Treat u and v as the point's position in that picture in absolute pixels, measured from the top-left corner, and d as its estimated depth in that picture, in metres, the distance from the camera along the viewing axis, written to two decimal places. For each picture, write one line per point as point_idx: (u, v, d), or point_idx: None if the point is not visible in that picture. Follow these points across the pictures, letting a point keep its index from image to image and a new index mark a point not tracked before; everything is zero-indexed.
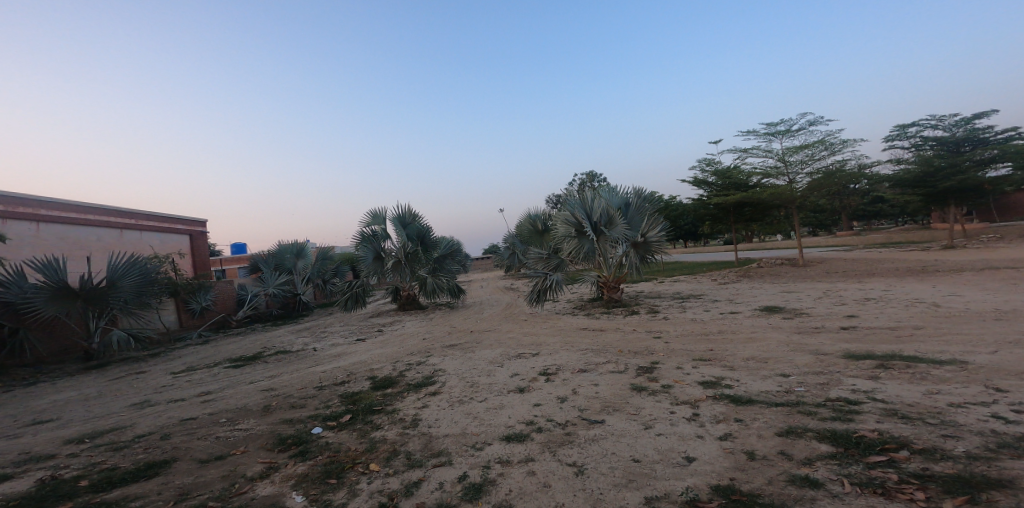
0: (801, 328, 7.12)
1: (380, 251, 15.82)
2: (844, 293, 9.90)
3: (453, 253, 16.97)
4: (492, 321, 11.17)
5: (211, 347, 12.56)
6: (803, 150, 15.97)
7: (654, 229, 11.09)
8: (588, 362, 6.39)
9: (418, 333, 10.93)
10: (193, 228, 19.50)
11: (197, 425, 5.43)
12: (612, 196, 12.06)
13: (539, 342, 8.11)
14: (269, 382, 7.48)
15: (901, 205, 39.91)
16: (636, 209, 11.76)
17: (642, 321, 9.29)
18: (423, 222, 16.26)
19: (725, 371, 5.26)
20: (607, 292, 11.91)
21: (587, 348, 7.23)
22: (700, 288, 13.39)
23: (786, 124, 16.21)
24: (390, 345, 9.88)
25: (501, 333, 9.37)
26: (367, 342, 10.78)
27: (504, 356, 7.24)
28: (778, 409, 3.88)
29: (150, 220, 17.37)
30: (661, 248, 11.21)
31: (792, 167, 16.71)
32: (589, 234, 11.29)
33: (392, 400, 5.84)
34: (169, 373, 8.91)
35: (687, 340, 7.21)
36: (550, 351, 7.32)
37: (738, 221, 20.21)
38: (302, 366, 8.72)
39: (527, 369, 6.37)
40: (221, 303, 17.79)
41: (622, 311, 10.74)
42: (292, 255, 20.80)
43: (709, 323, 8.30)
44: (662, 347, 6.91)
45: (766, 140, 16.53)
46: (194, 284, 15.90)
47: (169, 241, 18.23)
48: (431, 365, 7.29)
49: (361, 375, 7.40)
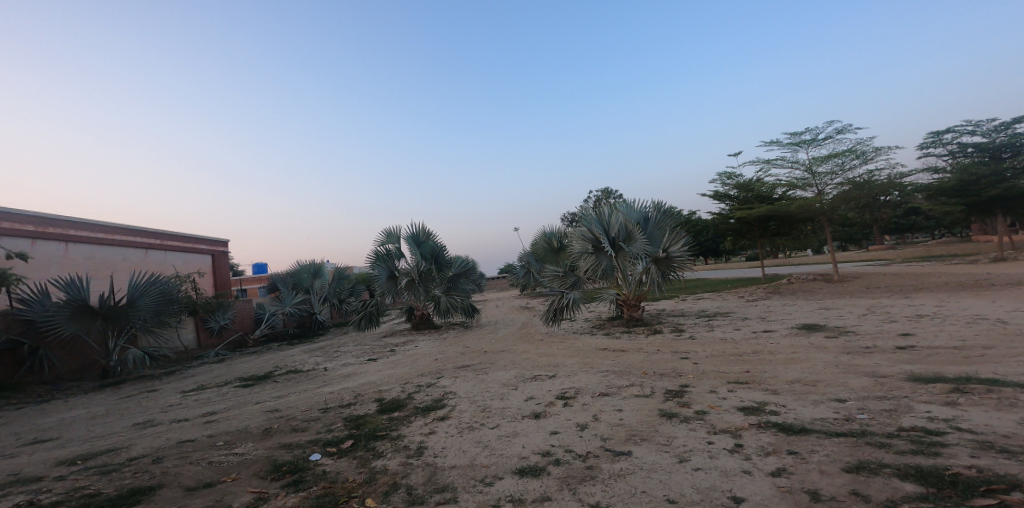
0: (848, 347, 6.45)
1: (394, 270, 15.62)
2: (890, 310, 9.10)
3: (468, 271, 16.65)
4: (508, 341, 10.68)
5: (225, 366, 12.39)
6: (832, 160, 15.21)
7: (676, 243, 10.44)
8: (609, 384, 5.85)
9: (431, 353, 10.52)
10: (215, 248, 19.78)
11: (192, 448, 5.08)
12: (631, 210, 11.55)
13: (556, 363, 7.59)
14: (274, 402, 7.14)
15: (938, 218, 38.00)
16: (656, 224, 11.19)
17: (667, 341, 8.68)
18: (437, 240, 16.04)
19: (767, 396, 4.66)
20: (627, 311, 11.30)
21: (609, 369, 6.69)
22: (728, 306, 12.65)
23: (811, 133, 15.53)
24: (402, 366, 9.47)
25: (516, 354, 8.89)
26: (379, 363, 10.41)
27: (518, 379, 6.75)
28: (840, 441, 3.30)
29: (175, 241, 17.67)
30: (685, 262, 10.51)
31: (821, 178, 15.92)
32: (607, 250, 10.80)
33: (398, 424, 5.41)
34: (177, 391, 8.70)
35: (718, 361, 6.59)
36: (569, 373, 6.79)
37: (764, 236, 19.36)
38: (310, 387, 8.38)
39: (543, 393, 5.86)
40: (238, 322, 17.80)
41: (645, 330, 10.13)
42: (311, 274, 21.07)
43: (742, 342, 7.66)
44: (691, 369, 6.32)
45: (792, 151, 15.86)
46: (213, 303, 15.94)
47: (192, 261, 18.49)
48: (441, 387, 6.85)
49: (368, 397, 7.01)
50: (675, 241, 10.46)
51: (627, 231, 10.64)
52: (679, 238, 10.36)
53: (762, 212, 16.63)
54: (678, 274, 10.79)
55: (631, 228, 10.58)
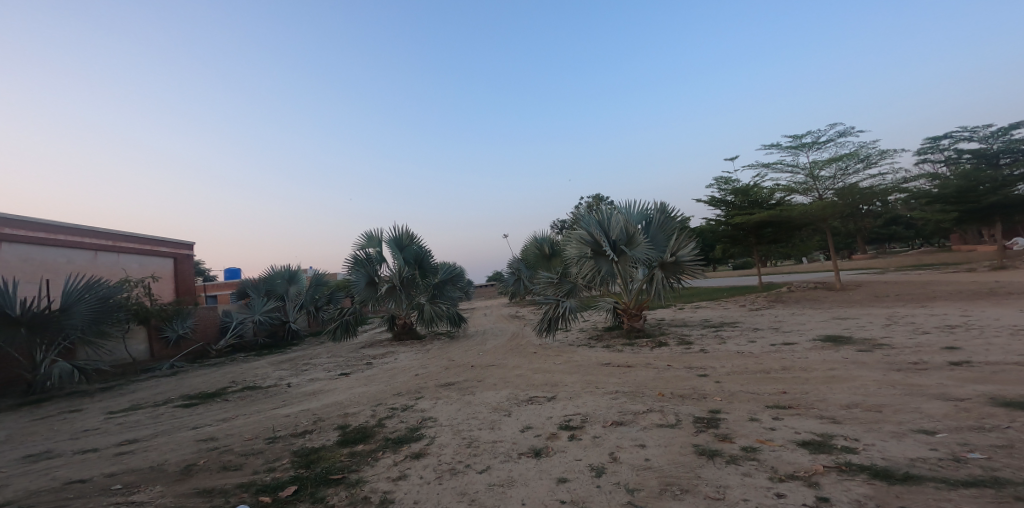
0: (893, 362, 5.60)
1: (373, 276, 14.42)
2: (916, 319, 8.34)
3: (454, 278, 15.55)
4: (497, 354, 9.59)
5: (176, 380, 11.01)
6: (833, 163, 14.68)
7: (684, 247, 9.46)
8: (623, 411, 4.85)
9: (412, 367, 9.37)
10: (178, 251, 18.29)
11: (82, 494, 3.87)
12: (631, 212, 10.63)
13: (555, 382, 6.55)
14: (214, 429, 5.91)
15: (921, 226, 38.39)
16: (660, 226, 10.29)
17: (675, 354, 7.75)
18: (422, 244, 14.92)
19: (827, 427, 3.72)
20: (628, 321, 10.34)
21: (618, 391, 5.69)
22: (732, 315, 11.82)
23: (812, 136, 15.01)
24: (376, 383, 8.30)
25: (507, 369, 7.83)
26: (350, 378, 9.20)
27: (511, 401, 5.71)
28: (974, 497, 2.37)
29: (131, 242, 16.21)
30: (695, 268, 9.47)
31: (822, 182, 15.35)
32: (607, 255, 9.85)
33: (360, 462, 4.30)
34: (104, 414, 7.35)
35: (746, 379, 5.65)
36: (572, 394, 5.76)
37: (761, 244, 18.72)
38: (265, 408, 7.16)
39: (543, 421, 4.82)
40: (200, 332, 16.27)
41: (648, 342, 9.18)
42: (285, 280, 19.73)
43: (765, 356, 6.75)
44: (716, 389, 5.37)
45: (792, 154, 15.29)
46: (170, 311, 14.46)
47: (150, 265, 16.98)
48: (419, 411, 5.75)
49: (331, 422, 5.85)
50: (683, 244, 9.45)
51: (629, 233, 9.72)
52: (687, 241, 9.38)
53: (762, 216, 15.94)
54: (685, 280, 9.77)
55: (634, 230, 9.66)
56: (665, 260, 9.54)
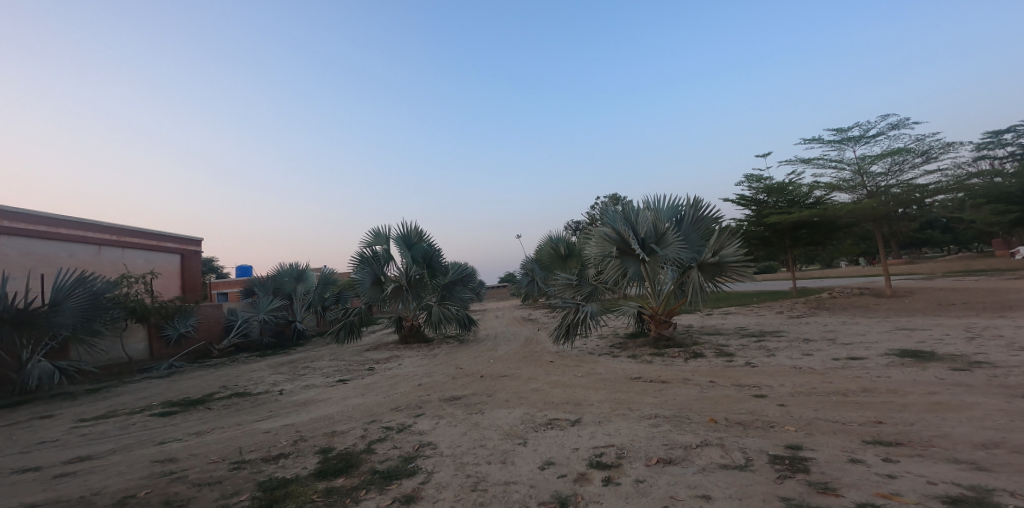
0: (1010, 385, 4.47)
1: (380, 275, 13.61)
2: (1004, 332, 7.10)
3: (465, 278, 14.60)
4: (510, 362, 8.61)
5: (167, 383, 10.30)
6: (884, 158, 13.40)
7: (728, 245, 8.26)
8: (670, 444, 3.83)
9: (415, 375, 8.46)
10: (185, 247, 17.79)
11: None
12: (660, 207, 9.48)
13: (579, 400, 5.54)
14: (179, 450, 5.06)
15: (961, 231, 36.23)
16: (695, 223, 9.15)
17: (716, 368, 6.69)
18: (431, 241, 14.04)
19: (975, 479, 2.66)
20: (655, 328, 9.20)
21: (657, 415, 4.66)
22: (771, 322, 10.65)
23: (859, 129, 13.76)
24: (373, 393, 7.41)
25: (521, 381, 6.86)
26: (347, 386, 8.34)
27: (528, 424, 4.73)
28: None
29: (137, 237, 15.74)
30: (740, 269, 8.20)
31: (870, 178, 14.05)
32: (633, 254, 8.79)
33: (336, 505, 3.37)
34: (70, 426, 6.60)
35: (818, 403, 4.56)
36: (601, 417, 4.76)
37: (795, 246, 17.38)
38: (246, 421, 6.30)
39: (567, 455, 3.84)
40: (203, 331, 15.66)
41: (681, 352, 8.10)
42: (292, 279, 19.11)
43: (831, 374, 5.62)
44: (783, 415, 4.31)
45: (836, 148, 14.05)
46: (171, 308, 13.87)
47: (155, 261, 16.49)
48: (417, 435, 4.81)
49: (314, 445, 4.95)
50: (727, 242, 8.26)
51: (659, 231, 8.60)
52: (730, 239, 8.19)
53: (800, 216, 14.69)
54: (728, 283, 8.52)
55: (664, 228, 8.53)
56: (703, 260, 8.38)
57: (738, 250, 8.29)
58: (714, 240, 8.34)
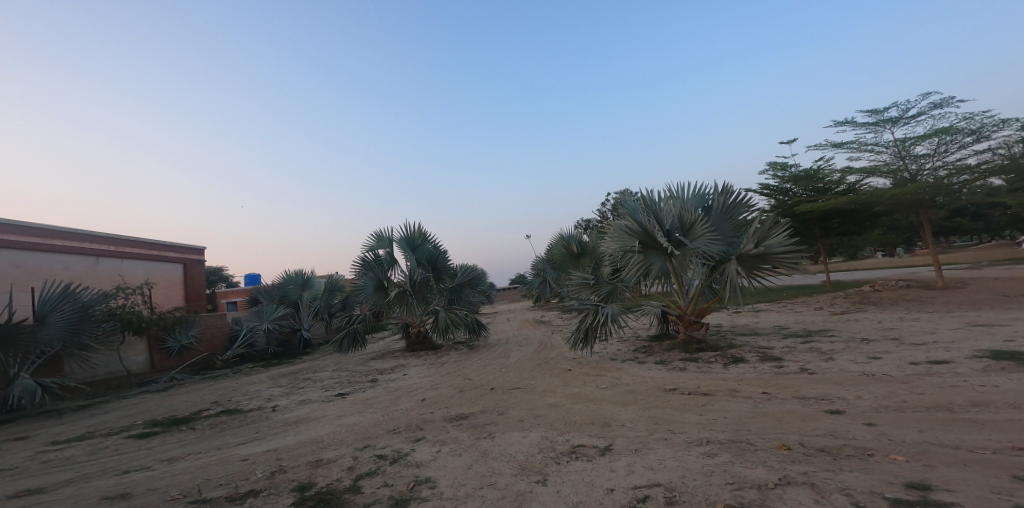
0: None
1: (383, 279, 12.86)
2: None
3: (474, 281, 13.75)
4: (523, 372, 7.75)
5: (160, 398, 9.66)
6: (928, 139, 12.17)
7: (773, 234, 7.06)
8: (739, 484, 2.94)
9: (419, 388, 7.65)
10: (187, 256, 17.37)
11: None
12: (686, 195, 8.45)
13: (608, 419, 4.66)
14: (138, 486, 4.29)
15: (995, 218, 34.39)
16: (725, 211, 8.11)
17: (765, 375, 5.75)
18: (436, 242, 13.25)
19: None
20: (685, 330, 8.20)
21: (710, 440, 3.76)
22: (813, 320, 9.61)
23: (898, 109, 12.60)
24: (371, 410, 6.61)
25: (538, 395, 6.00)
26: (345, 401, 7.55)
27: (550, 454, 3.87)
28: None
29: (135, 247, 15.33)
30: (788, 261, 6.93)
31: (912, 162, 12.83)
32: (657, 249, 7.82)
33: None
34: (35, 453, 5.90)
35: (918, 426, 3.62)
36: (638, 444, 3.87)
37: (826, 237, 16.19)
38: (227, 445, 5.55)
39: (603, 501, 2.97)
40: (207, 341, 15.11)
41: (718, 356, 7.15)
42: (298, 286, 18.60)
43: (915, 384, 4.67)
44: (877, 442, 3.38)
45: (872, 131, 12.89)
46: (171, 319, 13.34)
47: (155, 271, 16.07)
48: (415, 467, 3.97)
49: (293, 479, 4.14)
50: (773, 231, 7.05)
51: (687, 221, 7.58)
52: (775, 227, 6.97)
53: (833, 204, 13.55)
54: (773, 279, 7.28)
55: (692, 217, 7.50)
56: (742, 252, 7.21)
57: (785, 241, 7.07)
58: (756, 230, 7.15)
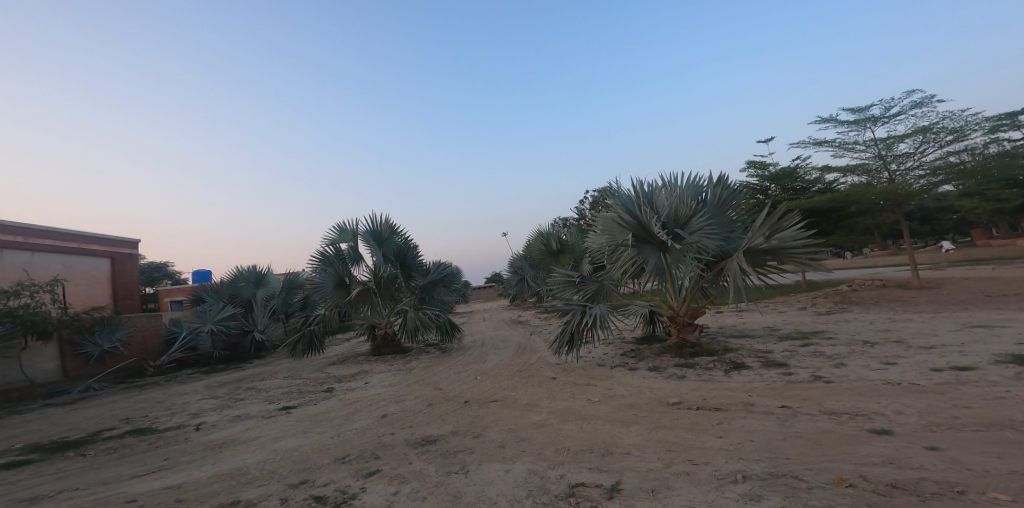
0: None
1: (344, 276, 11.60)
2: None
3: (446, 278, 12.69)
4: (500, 380, 6.84)
5: (65, 413, 8.15)
6: (910, 137, 12.12)
7: (787, 225, 5.59)
8: None
9: (379, 400, 6.60)
10: (117, 250, 15.46)
11: None
12: (679, 186, 7.75)
13: (608, 447, 3.82)
14: None
15: (946, 222, 36.25)
16: (723, 204, 7.41)
17: (778, 384, 5.07)
18: (406, 236, 12.05)
19: None
20: (677, 333, 7.53)
21: (743, 475, 2.95)
22: (803, 321, 9.18)
23: (879, 107, 12.53)
24: (319, 430, 5.52)
25: (520, 411, 5.11)
26: (289, 417, 6.39)
27: (540, 498, 2.95)
28: None
29: (51, 238, 13.39)
30: (802, 259, 5.53)
31: (892, 161, 12.77)
32: (649, 243, 7.07)
33: None
34: None
35: (996, 451, 2.91)
36: (653, 483, 3.02)
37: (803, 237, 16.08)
38: (122, 481, 4.35)
39: None
40: (138, 345, 13.37)
41: (717, 362, 6.46)
42: (251, 283, 16.88)
43: (955, 394, 4.06)
44: (958, 474, 2.65)
45: (855, 129, 12.73)
46: (92, 321, 11.64)
47: (77, 267, 14.19)
48: None
49: None
50: (786, 219, 5.53)
51: (682, 213, 6.86)
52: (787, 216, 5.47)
53: (816, 202, 13.21)
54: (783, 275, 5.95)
55: (689, 209, 6.80)
56: (744, 246, 5.84)
57: (800, 231, 5.65)
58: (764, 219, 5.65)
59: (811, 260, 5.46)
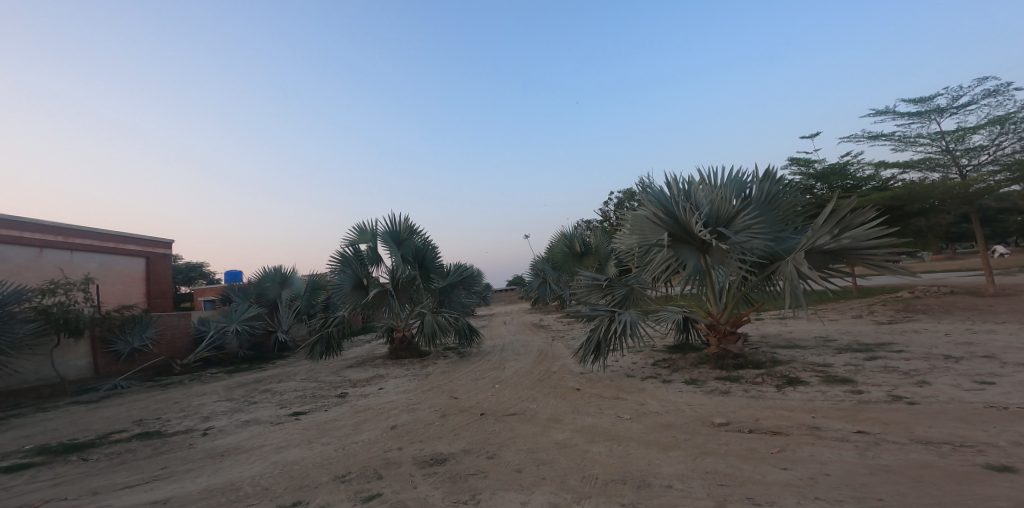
0: None
1: (363, 277, 11.33)
2: None
3: (466, 281, 12.26)
4: (520, 390, 6.29)
5: (85, 411, 8.10)
6: (983, 129, 10.89)
7: (859, 221, 4.77)
8: None
9: (391, 409, 6.15)
10: (151, 249, 15.78)
11: None
12: (720, 181, 7.00)
13: (647, 478, 3.21)
14: None
15: (1007, 225, 33.44)
16: (771, 200, 6.62)
17: (846, 405, 4.30)
18: (425, 236, 11.68)
19: None
20: (717, 342, 6.75)
21: None
22: (862, 331, 8.19)
23: (946, 97, 11.34)
24: (324, 441, 5.09)
25: (541, 427, 4.54)
26: (296, 424, 6.02)
27: None
28: None
29: (89, 238, 13.76)
30: (878, 261, 4.74)
31: (962, 155, 11.54)
32: (688, 243, 6.34)
33: None
34: None
35: None
36: None
37: None
38: (111, 491, 4.02)
39: None
40: (167, 343, 13.51)
41: (766, 375, 5.67)
42: (276, 284, 17.04)
43: None
44: None
45: (918, 120, 11.56)
46: (122, 319, 11.81)
47: (112, 266, 14.52)
48: None
49: None
50: (858, 215, 4.74)
51: (725, 211, 6.13)
52: (861, 211, 4.68)
53: (872, 200, 12.03)
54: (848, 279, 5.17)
55: (733, 205, 6.07)
56: (804, 246, 5.05)
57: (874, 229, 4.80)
58: (831, 214, 4.87)
59: (890, 263, 4.67)
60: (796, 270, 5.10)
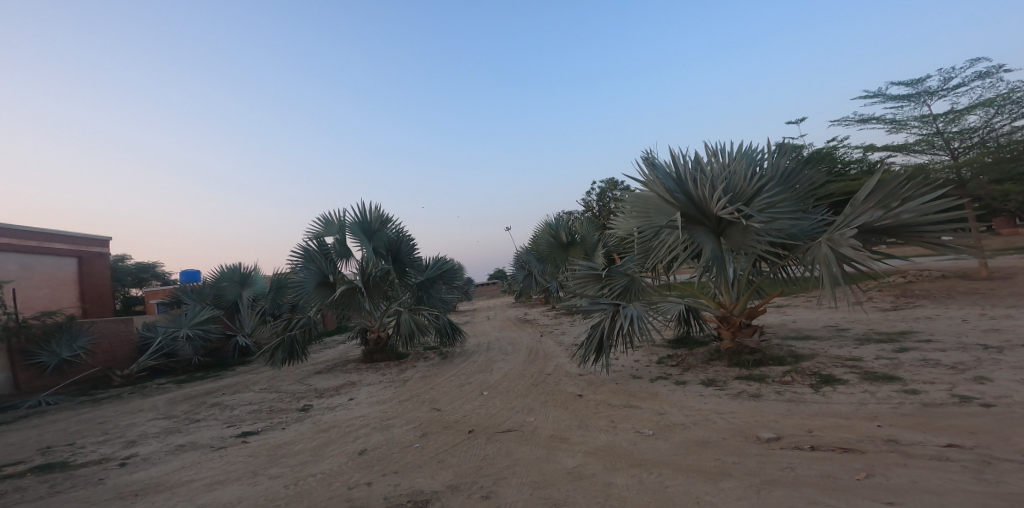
0: None
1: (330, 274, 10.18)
2: None
3: (446, 275, 11.25)
4: (513, 399, 5.41)
5: None
6: (976, 110, 10.70)
7: (914, 194, 4.12)
8: None
9: (358, 427, 5.15)
10: (84, 249, 14.05)
11: None
12: (730, 157, 6.28)
13: None
14: None
15: None
16: (787, 177, 5.95)
17: (909, 409, 3.59)
18: (398, 227, 10.59)
19: None
20: (731, 336, 6.04)
21: None
22: (872, 318, 7.67)
23: (938, 78, 11.12)
24: (272, 472, 4.07)
25: (546, 450, 3.66)
26: (241, 449, 4.94)
27: None
28: None
29: (6, 236, 12.02)
30: (936, 238, 4.12)
31: (953, 137, 11.37)
32: (699, 224, 5.60)
33: None
34: None
35: None
36: None
37: None
38: None
39: None
40: (104, 352, 11.96)
41: (795, 373, 4.96)
42: (235, 283, 15.54)
43: None
44: None
45: (910, 102, 11.28)
46: (50, 325, 10.46)
47: (36, 268, 12.80)
48: None
49: None
50: (912, 186, 4.08)
51: (741, 188, 5.42)
52: (918, 181, 4.06)
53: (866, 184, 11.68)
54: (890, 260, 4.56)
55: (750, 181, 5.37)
56: (851, 224, 4.39)
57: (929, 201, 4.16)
58: (879, 186, 4.24)
59: (951, 240, 4.09)
60: (834, 253, 4.43)
